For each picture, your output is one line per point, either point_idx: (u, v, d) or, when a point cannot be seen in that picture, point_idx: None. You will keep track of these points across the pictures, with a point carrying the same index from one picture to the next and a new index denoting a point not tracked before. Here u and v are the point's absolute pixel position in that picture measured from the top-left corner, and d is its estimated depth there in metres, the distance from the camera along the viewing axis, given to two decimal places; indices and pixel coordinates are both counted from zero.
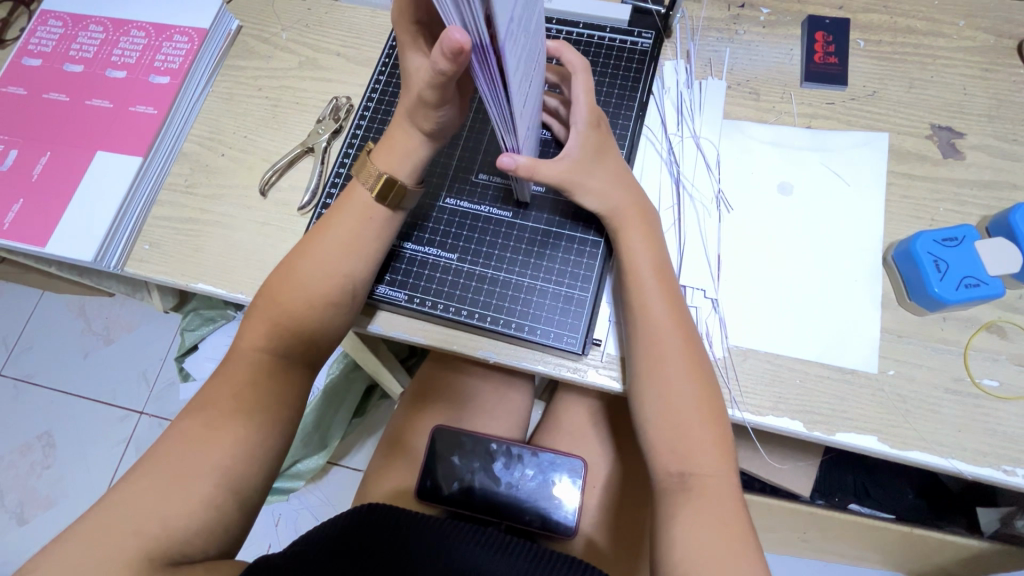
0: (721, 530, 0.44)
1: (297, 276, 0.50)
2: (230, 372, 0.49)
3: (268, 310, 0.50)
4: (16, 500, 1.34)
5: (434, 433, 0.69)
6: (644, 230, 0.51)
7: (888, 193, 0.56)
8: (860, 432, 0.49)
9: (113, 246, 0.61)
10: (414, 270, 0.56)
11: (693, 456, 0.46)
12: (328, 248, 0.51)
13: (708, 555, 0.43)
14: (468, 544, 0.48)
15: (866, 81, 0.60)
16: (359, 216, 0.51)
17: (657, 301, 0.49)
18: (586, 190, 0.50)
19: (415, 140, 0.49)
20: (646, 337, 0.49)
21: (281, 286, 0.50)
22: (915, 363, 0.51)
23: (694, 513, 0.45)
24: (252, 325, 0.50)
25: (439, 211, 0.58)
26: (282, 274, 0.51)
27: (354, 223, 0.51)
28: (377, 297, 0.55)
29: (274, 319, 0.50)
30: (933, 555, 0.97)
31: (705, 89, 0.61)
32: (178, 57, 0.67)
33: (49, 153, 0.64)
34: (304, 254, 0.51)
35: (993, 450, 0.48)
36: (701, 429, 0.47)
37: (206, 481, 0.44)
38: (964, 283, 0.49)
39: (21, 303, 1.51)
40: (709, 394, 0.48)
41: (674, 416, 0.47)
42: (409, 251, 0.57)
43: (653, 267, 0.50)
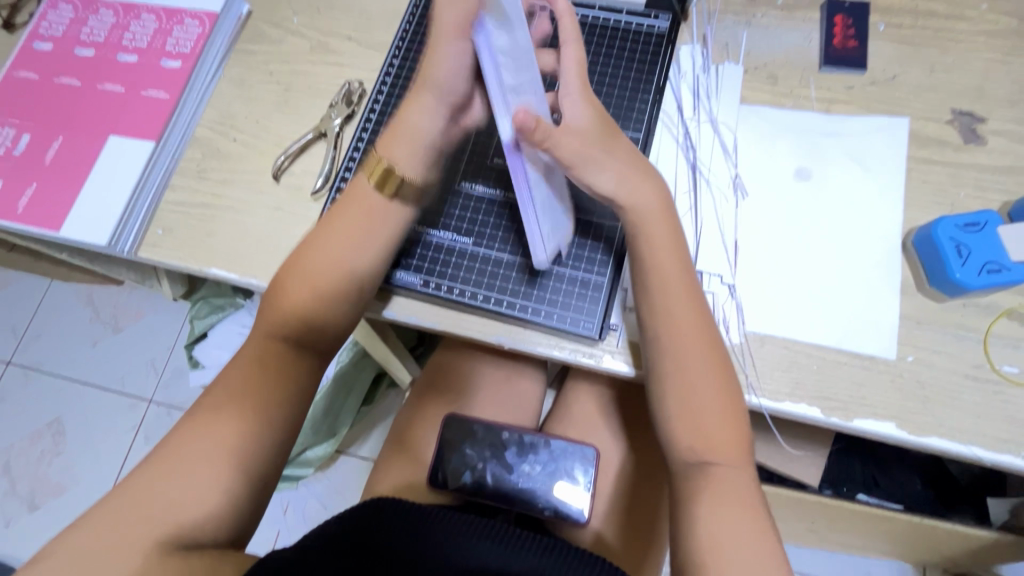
0: (741, 517, 0.44)
1: (304, 270, 0.50)
2: (246, 355, 0.49)
3: (278, 301, 0.50)
4: (28, 486, 1.35)
5: (444, 422, 0.69)
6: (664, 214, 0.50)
7: (908, 178, 0.55)
8: (878, 418, 0.49)
9: (126, 230, 0.61)
10: (427, 253, 0.56)
11: (710, 440, 0.47)
12: (334, 238, 0.51)
13: (725, 538, 0.43)
14: (485, 542, 0.48)
15: (886, 65, 0.59)
16: (364, 207, 0.51)
17: (677, 287, 0.49)
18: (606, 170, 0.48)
19: (422, 121, 0.50)
20: (665, 323, 0.48)
21: (290, 280, 0.50)
22: (934, 349, 0.50)
23: (710, 495, 0.45)
24: (263, 317, 0.50)
25: (453, 195, 0.58)
26: (289, 269, 0.51)
27: (356, 216, 0.51)
28: (391, 280, 0.55)
29: (284, 311, 0.50)
30: (941, 545, 0.97)
31: (721, 73, 0.60)
32: (190, 41, 0.66)
33: (61, 137, 0.64)
34: (312, 248, 0.51)
35: (1012, 437, 0.48)
36: (721, 415, 0.47)
37: (221, 467, 0.44)
38: (986, 268, 0.48)
39: (30, 292, 1.51)
40: (725, 378, 0.48)
41: (691, 403, 0.47)
42: (424, 236, 0.57)
43: (674, 253, 0.50)
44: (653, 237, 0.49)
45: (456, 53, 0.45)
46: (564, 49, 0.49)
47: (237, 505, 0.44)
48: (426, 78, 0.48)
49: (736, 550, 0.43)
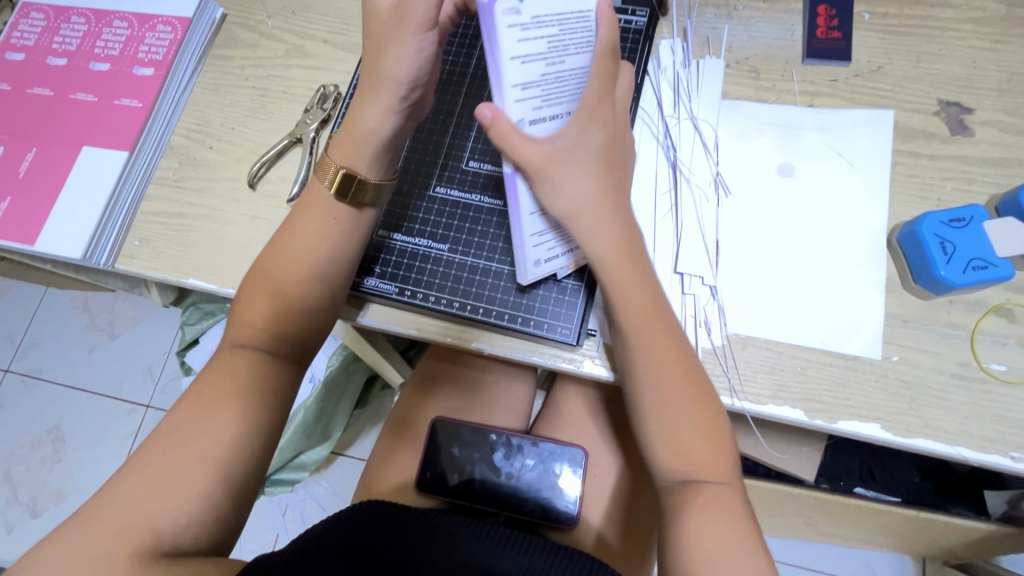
0: (723, 530, 0.43)
1: (267, 278, 0.50)
2: (216, 370, 0.48)
3: (246, 319, 0.49)
4: (28, 494, 1.36)
5: (433, 425, 0.69)
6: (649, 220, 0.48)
7: (893, 172, 0.54)
8: (863, 420, 0.48)
9: (103, 242, 0.60)
10: (398, 260, 0.55)
11: (695, 449, 0.45)
12: (298, 244, 0.50)
13: (711, 546, 0.42)
14: (466, 537, 0.49)
15: (871, 56, 0.58)
16: (321, 217, 0.50)
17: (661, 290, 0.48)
18: (569, 184, 0.44)
19: (379, 124, 0.47)
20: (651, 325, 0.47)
21: (254, 290, 0.50)
22: (919, 348, 0.49)
23: (697, 505, 0.44)
24: (237, 325, 0.49)
25: (429, 201, 0.57)
26: (254, 279, 0.50)
27: (318, 224, 0.50)
28: (368, 289, 0.55)
29: (253, 323, 0.49)
30: (940, 537, 0.96)
31: (702, 69, 0.58)
32: (162, 47, 0.65)
33: (35, 149, 0.63)
34: (273, 256, 0.50)
35: (1000, 436, 0.47)
36: (699, 421, 0.46)
37: (194, 482, 0.43)
38: (972, 265, 0.47)
39: (25, 300, 1.52)
40: (696, 383, 0.47)
41: (674, 407, 0.46)
42: (399, 243, 0.56)
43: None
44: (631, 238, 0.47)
45: (411, 66, 0.45)
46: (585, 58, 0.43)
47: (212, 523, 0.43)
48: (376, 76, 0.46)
49: (721, 557, 0.42)
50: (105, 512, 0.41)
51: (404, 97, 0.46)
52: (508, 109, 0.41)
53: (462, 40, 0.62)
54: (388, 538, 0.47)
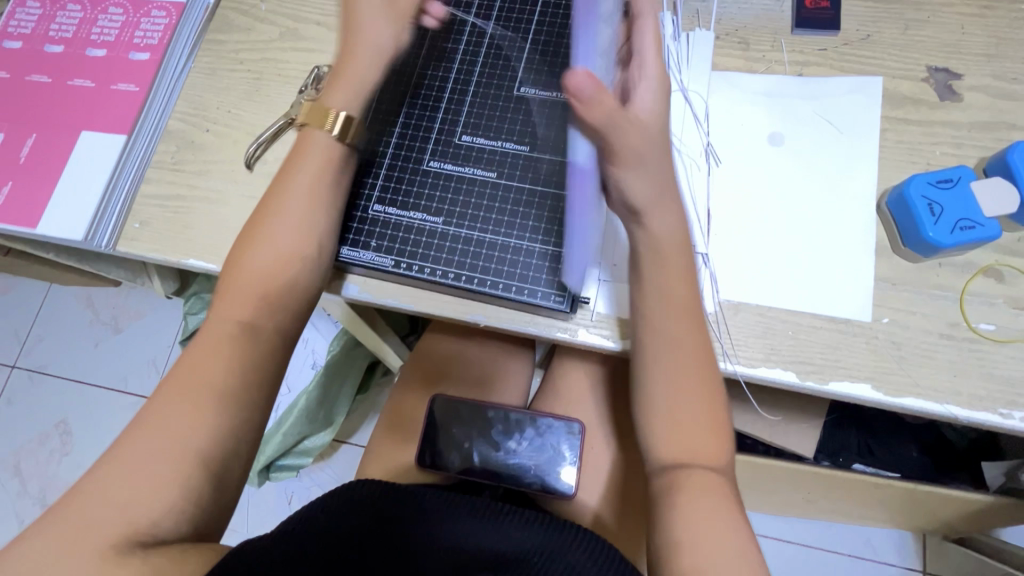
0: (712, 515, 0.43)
1: (262, 243, 0.51)
2: (212, 344, 0.48)
3: (240, 287, 0.50)
4: (38, 487, 1.38)
5: (432, 403, 0.70)
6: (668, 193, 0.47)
7: (882, 138, 0.55)
8: (853, 380, 0.49)
9: (103, 225, 0.61)
10: (384, 231, 0.56)
11: (687, 424, 0.47)
12: (291, 203, 0.52)
13: (700, 530, 0.43)
14: (464, 514, 0.51)
15: (860, 25, 0.58)
16: (318, 158, 0.53)
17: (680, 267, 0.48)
18: (638, 175, 0.46)
19: (368, 77, 0.54)
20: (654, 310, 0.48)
21: (248, 247, 0.51)
22: (909, 310, 0.50)
23: (683, 483, 0.45)
24: (226, 294, 0.50)
25: (423, 172, 0.58)
26: (246, 235, 0.52)
27: (313, 175, 0.52)
28: (354, 261, 0.55)
29: (246, 288, 0.50)
30: (939, 510, 0.97)
31: (691, 41, 0.59)
32: (158, 33, 0.66)
33: (34, 135, 0.64)
34: (265, 220, 0.51)
35: (990, 393, 0.47)
36: (701, 405, 0.47)
37: (194, 448, 0.44)
38: (959, 225, 0.48)
39: (29, 297, 1.53)
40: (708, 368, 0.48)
41: (673, 380, 0.47)
42: (384, 214, 0.57)
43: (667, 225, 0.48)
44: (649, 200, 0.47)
45: (391, 34, 0.54)
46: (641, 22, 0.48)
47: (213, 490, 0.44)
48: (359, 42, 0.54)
49: (702, 530, 0.43)
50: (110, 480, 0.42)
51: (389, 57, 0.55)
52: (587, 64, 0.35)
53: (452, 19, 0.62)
54: (385, 524, 0.49)
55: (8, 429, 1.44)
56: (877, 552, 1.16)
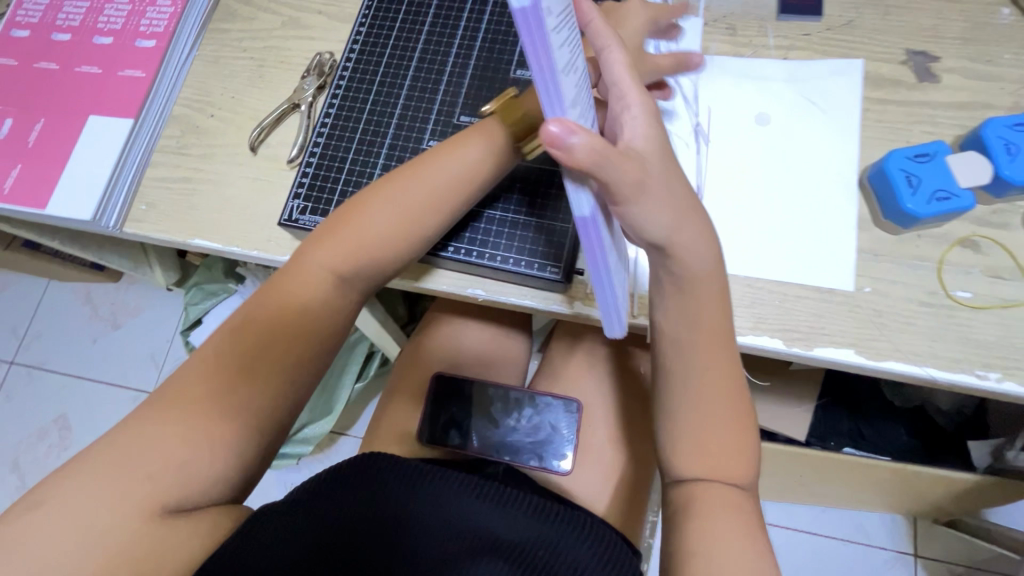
0: (728, 516, 0.46)
1: (361, 236, 0.50)
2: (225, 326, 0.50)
3: (318, 268, 0.50)
4: (37, 481, 1.38)
5: (433, 381, 0.72)
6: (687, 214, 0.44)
7: (863, 117, 0.57)
8: (836, 346, 0.51)
9: (111, 205, 0.63)
10: (486, 227, 0.56)
11: (715, 448, 0.48)
12: (409, 206, 0.50)
13: (719, 530, 0.45)
14: (470, 497, 0.50)
15: (842, 11, 0.60)
16: (476, 163, 0.51)
17: (712, 297, 0.48)
18: (658, 208, 0.41)
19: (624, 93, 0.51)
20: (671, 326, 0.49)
21: (360, 222, 0.50)
22: (890, 279, 0.52)
23: (704, 502, 0.47)
24: (327, 249, 0.50)
25: (520, 172, 0.57)
26: (357, 204, 0.51)
27: (448, 183, 0.50)
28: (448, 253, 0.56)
29: (353, 255, 0.50)
30: (928, 491, 0.99)
31: (681, 27, 0.61)
32: (163, 21, 0.68)
33: (42, 120, 0.66)
34: (369, 212, 0.50)
35: (966, 357, 0.50)
36: (725, 417, 0.49)
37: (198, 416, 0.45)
38: (935, 197, 0.50)
39: (28, 293, 1.54)
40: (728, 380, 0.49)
41: (707, 413, 0.49)
42: (492, 211, 0.57)
43: (699, 253, 0.46)
44: (670, 233, 0.43)
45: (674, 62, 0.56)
46: (608, 54, 0.41)
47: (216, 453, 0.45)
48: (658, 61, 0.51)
49: (722, 533, 0.45)
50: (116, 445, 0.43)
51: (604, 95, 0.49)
52: (568, 116, 0.33)
53: (449, 12, 0.66)
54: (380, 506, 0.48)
55: (7, 424, 1.44)
56: (870, 537, 1.18)
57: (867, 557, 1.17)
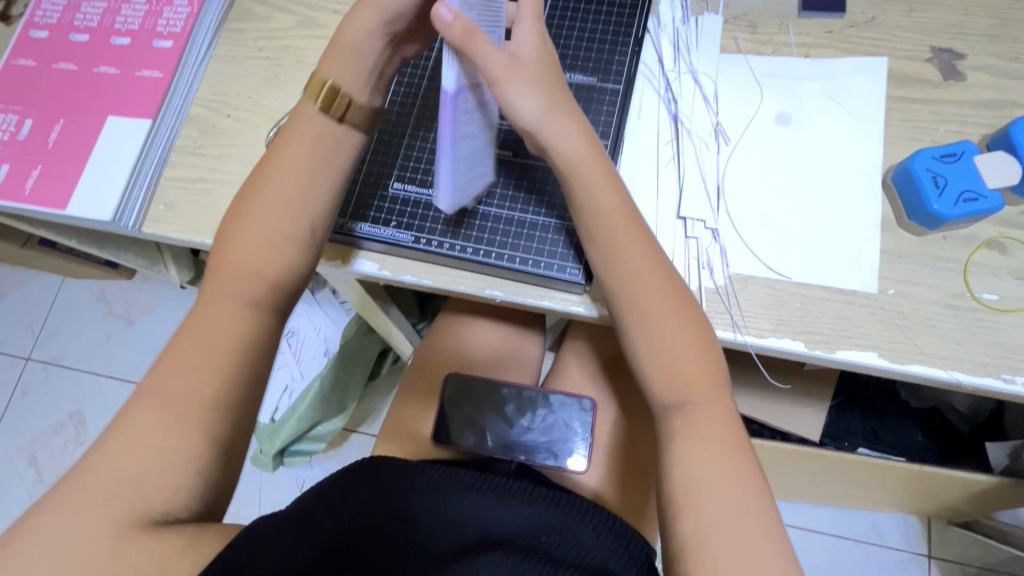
0: (720, 468, 0.43)
1: (251, 222, 0.49)
2: (208, 325, 0.48)
3: (231, 263, 0.49)
4: (54, 475, 1.40)
5: (445, 382, 0.72)
6: (558, 107, 0.47)
7: (887, 116, 0.56)
8: (860, 349, 0.50)
9: (130, 205, 0.63)
10: (399, 206, 0.58)
11: (683, 371, 0.46)
12: (278, 184, 0.50)
13: (702, 475, 0.43)
14: (468, 494, 0.52)
15: (865, 8, 0.59)
16: (306, 137, 0.50)
17: (599, 180, 0.48)
18: (524, 91, 0.45)
19: (362, 43, 0.49)
20: (613, 268, 0.48)
21: (240, 230, 0.49)
22: (914, 282, 0.51)
23: (690, 429, 0.45)
24: (223, 270, 0.49)
25: (418, 149, 0.61)
26: (230, 223, 0.50)
27: (304, 155, 0.50)
28: (368, 235, 0.57)
29: (240, 269, 0.49)
30: (944, 492, 0.98)
31: (701, 24, 0.60)
32: (180, 21, 0.68)
33: (62, 120, 0.66)
34: (251, 200, 0.50)
35: (992, 360, 0.49)
36: (696, 366, 0.46)
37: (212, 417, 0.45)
38: (963, 198, 0.49)
39: (44, 291, 1.55)
40: (696, 325, 0.48)
41: (653, 329, 0.47)
42: (393, 190, 0.59)
43: (565, 138, 0.47)
44: (538, 114, 0.46)
45: None
46: None
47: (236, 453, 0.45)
48: (339, 42, 0.50)
49: (713, 485, 0.43)
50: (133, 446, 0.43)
51: (378, 70, 0.51)
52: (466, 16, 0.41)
53: None
54: (384, 506, 0.50)
55: (24, 419, 1.46)
56: (883, 538, 1.17)
57: (879, 558, 1.16)
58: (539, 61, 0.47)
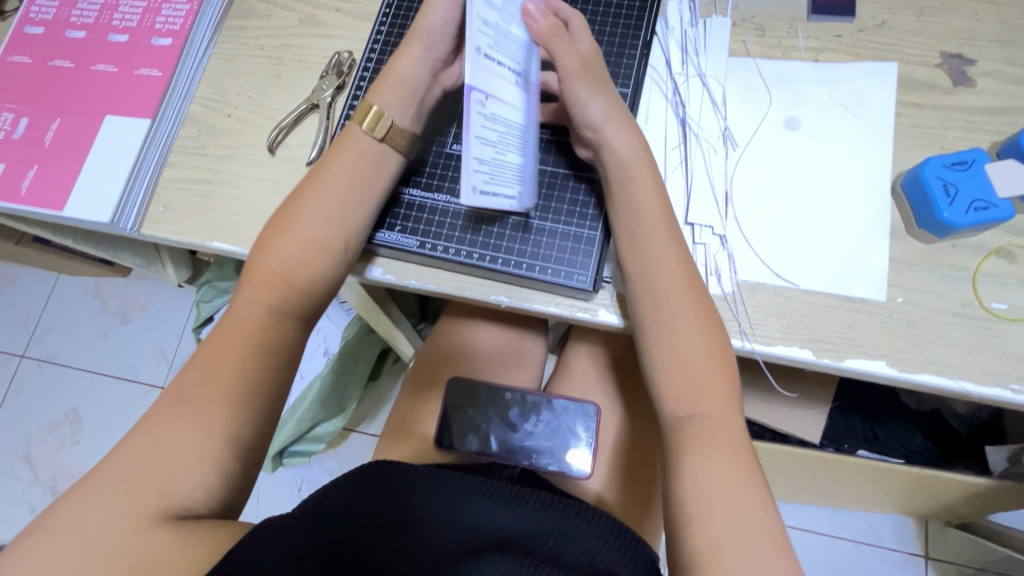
0: (728, 479, 0.43)
1: (292, 231, 0.51)
2: (230, 329, 0.49)
3: (266, 270, 0.50)
4: (49, 474, 1.39)
5: (449, 386, 0.71)
6: (616, 110, 0.51)
7: (897, 122, 0.56)
8: (868, 357, 0.50)
9: (129, 206, 0.62)
10: (414, 214, 0.57)
11: (701, 382, 0.46)
12: (321, 196, 0.52)
13: (712, 485, 0.43)
14: (472, 498, 0.51)
15: (875, 12, 0.59)
16: (352, 156, 0.53)
17: (648, 182, 0.50)
18: (592, 91, 0.51)
19: (408, 70, 0.53)
20: (643, 277, 0.49)
21: (276, 239, 0.51)
22: (923, 290, 0.51)
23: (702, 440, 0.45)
24: (254, 278, 0.50)
25: (433, 154, 0.59)
26: (272, 229, 0.52)
27: (349, 168, 0.52)
28: (383, 242, 0.56)
29: (276, 275, 0.50)
30: (943, 495, 0.98)
31: (709, 27, 0.59)
32: (179, 18, 0.67)
33: (59, 119, 0.65)
34: (292, 211, 0.52)
35: (1001, 370, 0.49)
36: (714, 377, 0.46)
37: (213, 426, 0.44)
38: (973, 207, 0.49)
39: (38, 288, 1.54)
40: (718, 340, 0.48)
41: (669, 330, 0.48)
42: (409, 196, 0.58)
43: (622, 141, 0.50)
44: (604, 110, 0.50)
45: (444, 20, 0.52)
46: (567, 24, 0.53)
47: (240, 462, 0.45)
48: (387, 72, 0.54)
49: (723, 493, 0.42)
50: None
51: (420, 98, 0.54)
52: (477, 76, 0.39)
53: None
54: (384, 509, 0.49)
55: (19, 418, 1.45)
56: (880, 538, 1.18)
57: (876, 558, 1.16)
58: (601, 66, 0.53)
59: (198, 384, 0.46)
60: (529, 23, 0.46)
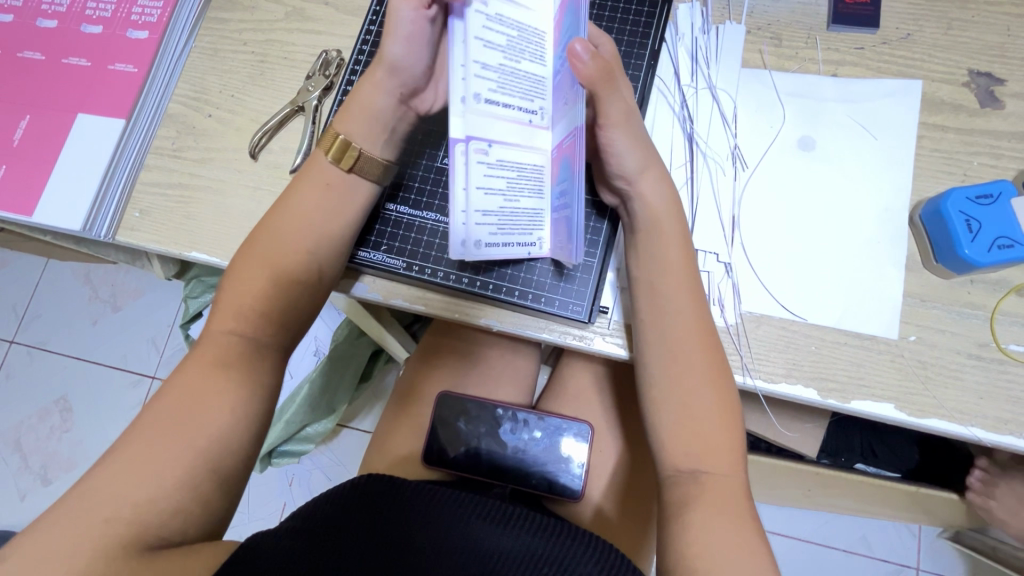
0: (727, 535, 0.40)
1: (257, 260, 0.48)
2: (198, 353, 0.46)
3: (233, 300, 0.47)
4: (38, 462, 1.38)
5: (439, 398, 0.67)
6: (653, 163, 0.47)
7: (918, 146, 0.52)
8: (877, 400, 0.48)
9: (102, 213, 0.59)
10: (400, 233, 0.55)
11: (702, 434, 0.44)
12: (287, 224, 0.49)
13: (712, 540, 0.40)
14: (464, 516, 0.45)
15: (900, 23, 0.55)
16: (321, 185, 0.50)
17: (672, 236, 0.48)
18: (629, 143, 0.46)
19: (376, 98, 0.49)
20: (653, 323, 0.47)
21: (244, 265, 0.48)
22: (937, 328, 0.48)
23: (696, 492, 0.43)
24: (222, 309, 0.47)
25: (424, 170, 0.56)
26: (240, 256, 0.49)
27: (317, 196, 0.49)
28: (367, 261, 0.54)
29: (241, 303, 0.47)
30: (941, 513, 0.96)
31: (722, 34, 0.55)
32: (156, 9, 0.62)
33: (29, 116, 0.61)
34: (263, 236, 0.49)
35: (1014, 417, 0.46)
36: (714, 425, 0.44)
37: (181, 462, 0.41)
38: (997, 244, 0.46)
39: (26, 273, 1.50)
40: (722, 390, 0.45)
41: (672, 367, 0.46)
42: (395, 213, 0.56)
43: (647, 187, 0.47)
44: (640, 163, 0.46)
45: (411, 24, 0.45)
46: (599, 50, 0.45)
47: (211, 498, 0.42)
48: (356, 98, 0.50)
49: (723, 547, 0.40)
50: (93, 495, 0.39)
51: (392, 127, 0.50)
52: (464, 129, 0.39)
53: None
54: (369, 528, 0.43)
55: (9, 405, 1.43)
56: (873, 549, 1.15)
57: (869, 569, 1.14)
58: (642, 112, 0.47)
59: (165, 412, 0.43)
60: (575, 66, 0.39)
